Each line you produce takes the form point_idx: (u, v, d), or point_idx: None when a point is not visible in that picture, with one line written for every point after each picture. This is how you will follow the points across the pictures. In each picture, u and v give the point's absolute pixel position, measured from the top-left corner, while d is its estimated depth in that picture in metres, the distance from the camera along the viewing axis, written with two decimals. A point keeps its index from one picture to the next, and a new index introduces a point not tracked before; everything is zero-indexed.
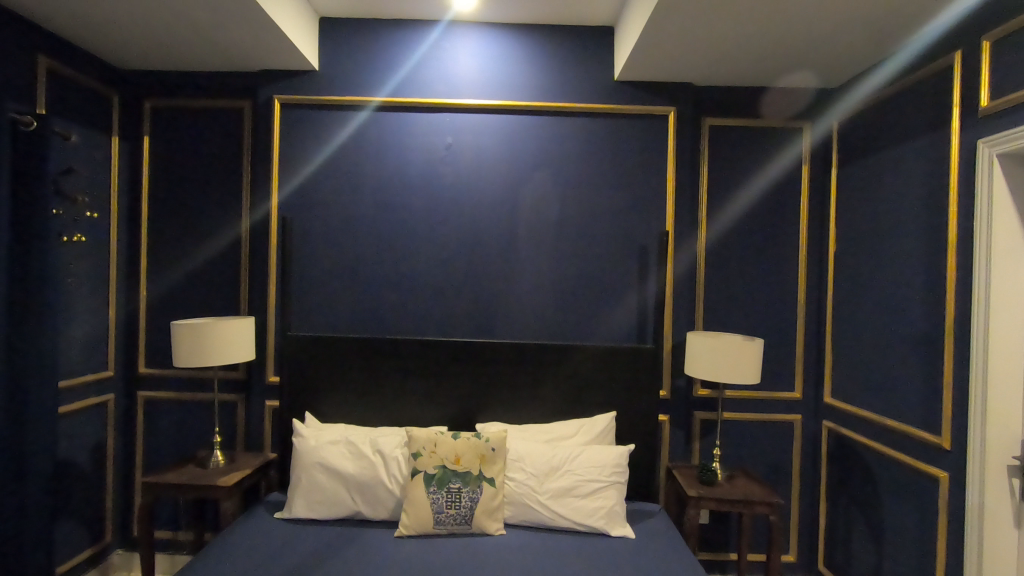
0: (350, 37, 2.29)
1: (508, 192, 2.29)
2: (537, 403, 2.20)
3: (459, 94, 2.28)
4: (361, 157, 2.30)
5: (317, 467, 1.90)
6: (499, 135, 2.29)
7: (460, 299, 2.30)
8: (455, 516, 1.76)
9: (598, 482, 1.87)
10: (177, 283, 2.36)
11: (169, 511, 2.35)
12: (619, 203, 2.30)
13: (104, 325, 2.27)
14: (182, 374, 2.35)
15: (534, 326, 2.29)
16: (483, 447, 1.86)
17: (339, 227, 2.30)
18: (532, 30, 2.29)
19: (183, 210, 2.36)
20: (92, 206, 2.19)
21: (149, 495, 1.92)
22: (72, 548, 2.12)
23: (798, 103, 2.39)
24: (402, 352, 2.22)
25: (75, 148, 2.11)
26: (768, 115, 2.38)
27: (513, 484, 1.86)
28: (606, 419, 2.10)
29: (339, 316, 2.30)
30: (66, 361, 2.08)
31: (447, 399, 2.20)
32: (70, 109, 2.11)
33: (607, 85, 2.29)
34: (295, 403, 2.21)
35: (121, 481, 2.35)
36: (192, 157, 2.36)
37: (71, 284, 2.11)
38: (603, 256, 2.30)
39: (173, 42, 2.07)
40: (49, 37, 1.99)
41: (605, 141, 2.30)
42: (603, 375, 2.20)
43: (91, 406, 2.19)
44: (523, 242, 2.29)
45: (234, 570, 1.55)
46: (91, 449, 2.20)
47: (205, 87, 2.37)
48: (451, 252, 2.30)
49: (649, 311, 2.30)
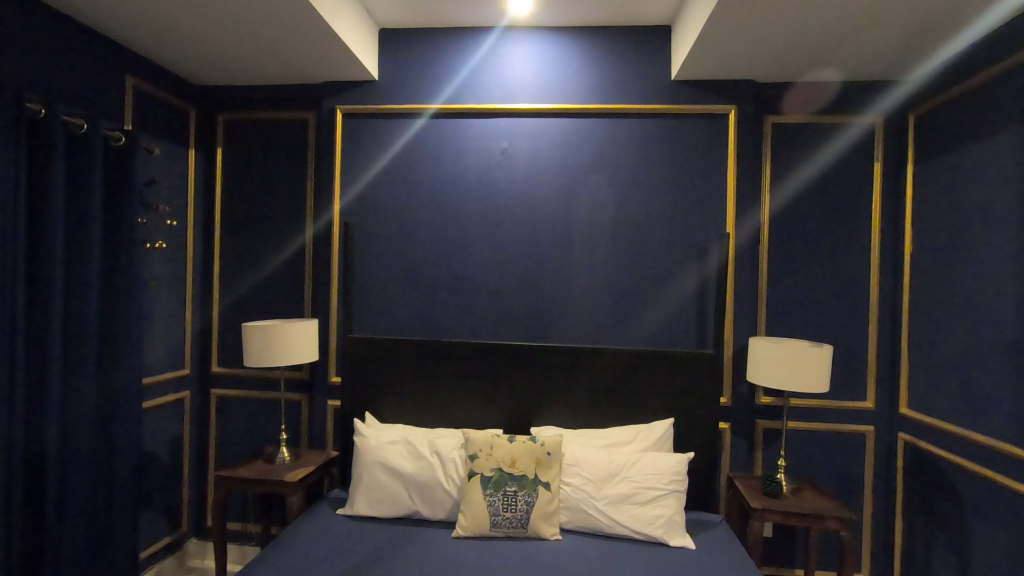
0: (408, 47, 2.35)
1: (564, 196, 2.28)
2: (592, 408, 2.18)
3: (513, 99, 2.30)
4: (419, 163, 2.36)
5: (378, 466, 1.95)
6: (554, 139, 2.29)
7: (515, 303, 2.31)
8: (512, 519, 1.76)
9: (656, 490, 1.83)
10: (246, 286, 2.49)
11: (239, 504, 2.47)
12: (677, 204, 2.25)
13: (182, 327, 2.42)
14: (251, 373, 2.47)
15: (590, 330, 2.27)
16: (540, 450, 1.85)
17: (398, 232, 2.36)
18: (588, 33, 2.28)
19: (252, 217, 2.48)
20: (173, 214, 2.35)
21: (222, 489, 2.03)
22: (154, 535, 2.26)
23: (850, 96, 2.27)
24: (458, 354, 2.25)
25: (158, 160, 2.27)
26: (796, 110, 2.28)
27: (570, 489, 1.85)
28: (664, 425, 2.06)
29: (397, 318, 2.36)
30: (149, 360, 2.23)
31: (502, 402, 2.21)
32: (154, 125, 2.27)
33: (663, 85, 2.25)
34: (355, 403, 2.28)
35: (196, 474, 2.49)
36: (260, 166, 2.49)
37: (154, 288, 2.26)
38: (660, 260, 2.25)
39: (245, 59, 2.19)
40: (136, 58, 2.16)
41: (662, 142, 2.26)
42: (661, 381, 2.16)
43: (170, 402, 2.33)
44: (579, 245, 2.28)
45: (300, 563, 1.61)
46: (170, 441, 2.34)
47: (273, 100, 2.49)
48: (506, 254, 2.31)
49: (708, 316, 2.24)
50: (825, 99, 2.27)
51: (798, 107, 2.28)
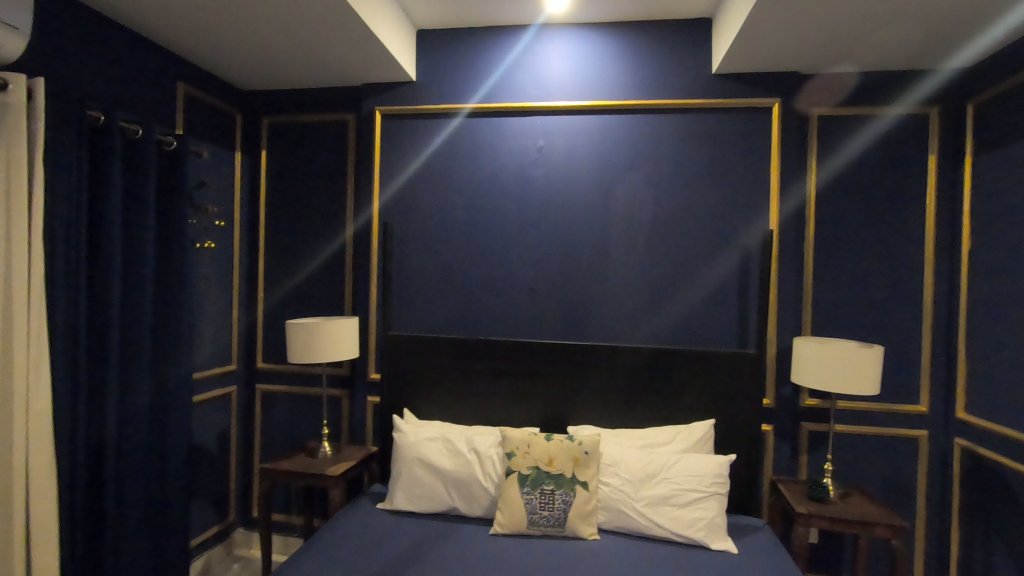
0: (445, 47, 2.37)
1: (601, 193, 2.26)
2: (630, 408, 2.15)
3: (550, 96, 2.29)
4: (456, 163, 2.37)
5: (416, 462, 1.98)
6: (591, 135, 2.27)
7: (552, 301, 2.30)
8: (549, 517, 1.76)
9: (696, 492, 1.80)
10: (289, 285, 2.56)
11: (283, 496, 2.54)
12: (717, 201, 2.20)
13: (229, 324, 2.51)
14: (294, 370, 2.54)
15: (627, 329, 2.25)
16: (577, 449, 1.85)
17: (435, 231, 2.38)
18: (625, 28, 2.25)
19: (295, 217, 2.55)
20: (220, 215, 2.43)
21: (267, 480, 2.09)
22: (204, 524, 2.36)
23: (904, 86, 2.16)
24: (494, 352, 2.26)
25: (207, 163, 2.35)
26: (845, 102, 2.19)
27: (608, 489, 1.84)
28: (704, 426, 2.02)
29: (434, 316, 2.39)
30: (199, 356, 2.33)
31: (539, 400, 2.21)
32: (203, 129, 2.35)
33: (703, 78, 2.21)
34: (394, 399, 2.32)
35: (243, 466, 2.58)
36: (302, 168, 2.55)
37: (203, 287, 2.35)
38: (700, 258, 2.21)
39: (288, 64, 2.25)
40: (185, 66, 2.24)
41: (703, 138, 2.21)
42: (701, 381, 2.12)
43: (218, 396, 2.42)
44: (616, 243, 2.25)
45: (343, 555, 1.65)
46: (218, 434, 2.43)
47: (314, 102, 2.55)
48: (543, 253, 2.31)
49: (749, 315, 2.18)
50: (877, 90, 2.18)
51: (832, 98, 2.19)
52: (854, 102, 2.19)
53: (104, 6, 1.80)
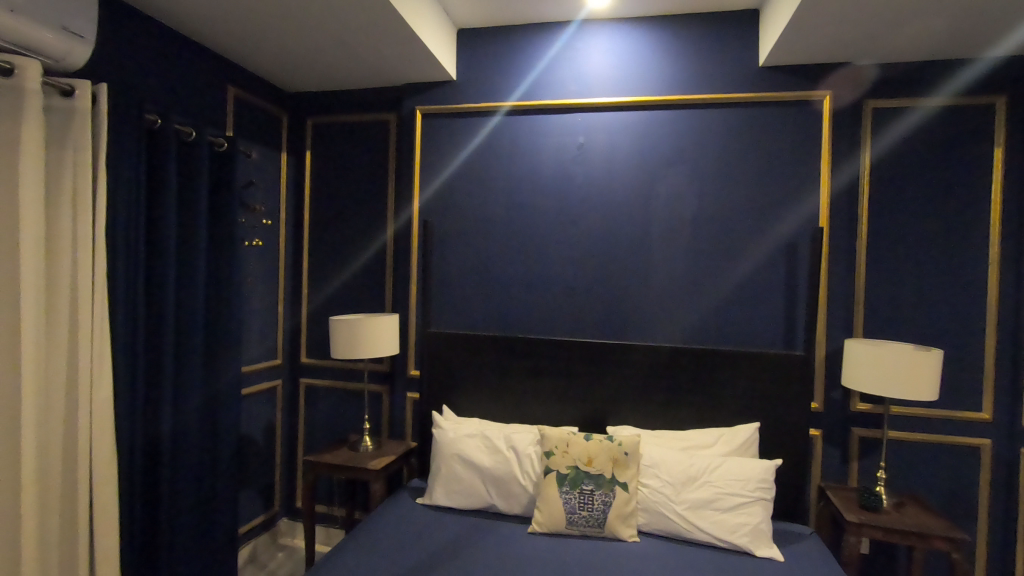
0: (485, 46, 2.38)
1: (642, 190, 2.23)
2: (670, 409, 2.11)
3: (590, 93, 2.27)
4: (496, 161, 2.38)
5: (455, 458, 2.00)
6: (633, 132, 2.24)
7: (591, 300, 2.28)
8: (588, 518, 1.75)
9: (740, 497, 1.75)
10: (333, 282, 2.62)
11: (326, 487, 2.61)
12: (763, 198, 2.13)
13: (275, 320, 2.58)
14: (336, 365, 2.59)
15: (668, 328, 2.21)
16: (617, 450, 1.83)
17: (474, 228, 2.40)
18: (668, 21, 2.20)
19: (337, 216, 2.61)
20: (268, 214, 2.51)
21: (311, 472, 2.15)
22: (252, 513, 2.44)
23: (971, 75, 2.03)
24: (533, 350, 2.25)
25: (255, 164, 2.43)
26: (906, 93, 2.07)
27: (648, 490, 1.81)
28: (749, 429, 1.97)
29: (473, 314, 2.40)
30: (248, 351, 2.41)
31: (578, 399, 2.20)
32: (252, 131, 2.43)
33: (750, 71, 2.14)
34: (433, 396, 2.34)
35: (287, 458, 2.66)
36: (345, 167, 2.60)
37: (252, 283, 2.43)
38: (746, 257, 2.15)
39: (333, 66, 2.30)
40: (235, 70, 2.32)
41: (749, 133, 2.15)
42: (745, 382, 2.06)
43: (265, 390, 2.50)
44: (658, 242, 2.21)
45: (385, 547, 1.68)
46: (264, 426, 2.51)
47: (356, 103, 2.60)
48: (582, 251, 2.29)
49: (797, 315, 2.11)
50: (941, 79, 2.05)
51: (890, 88, 2.08)
52: (915, 93, 2.06)
53: (161, 14, 1.87)
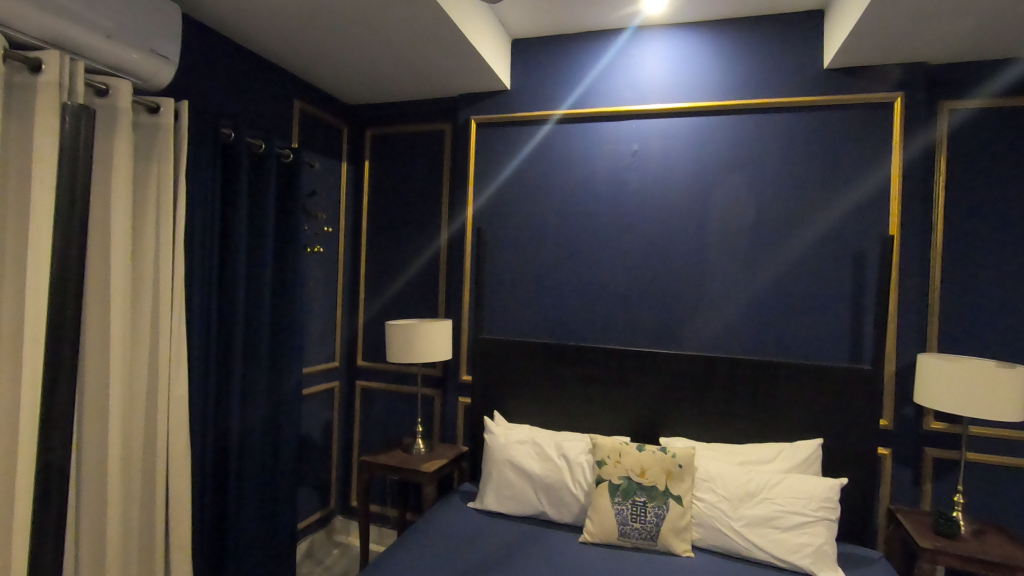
0: (539, 55, 2.41)
1: (698, 197, 2.19)
2: (727, 421, 2.06)
3: (645, 99, 2.25)
4: (550, 169, 2.39)
5: (506, 464, 2.01)
6: (688, 139, 2.20)
7: (645, 308, 2.25)
8: (641, 530, 1.72)
9: (802, 515, 1.68)
10: (389, 287, 2.70)
11: (379, 488, 2.67)
12: (828, 206, 2.05)
13: (334, 324, 2.68)
14: (391, 368, 2.66)
15: (724, 338, 2.15)
16: (670, 462, 1.79)
17: (527, 236, 2.42)
18: (727, 25, 2.16)
19: (394, 223, 2.69)
20: (329, 221, 2.62)
21: (366, 472, 2.21)
22: (310, 509, 2.53)
23: None
24: (585, 357, 2.24)
25: (319, 174, 2.54)
26: (985, 92, 1.95)
27: (703, 505, 1.76)
28: (810, 445, 1.89)
29: (524, 321, 2.42)
30: (309, 353, 2.51)
31: (630, 408, 2.17)
32: (315, 142, 2.54)
33: (814, 74, 2.07)
34: (485, 401, 2.37)
35: (344, 457, 2.74)
36: (402, 175, 2.68)
37: (314, 288, 2.53)
38: (809, 265, 2.07)
39: (392, 78, 2.38)
40: (302, 84, 2.44)
41: (813, 137, 2.07)
42: (807, 397, 1.98)
43: (323, 391, 2.60)
44: (714, 250, 2.17)
45: (438, 549, 1.71)
46: (323, 426, 2.61)
47: (413, 114, 2.67)
48: (636, 259, 2.26)
49: (865, 327, 2.01)
50: None
51: (968, 88, 1.96)
52: (1006, 93, 1.93)
53: (236, 34, 1.99)
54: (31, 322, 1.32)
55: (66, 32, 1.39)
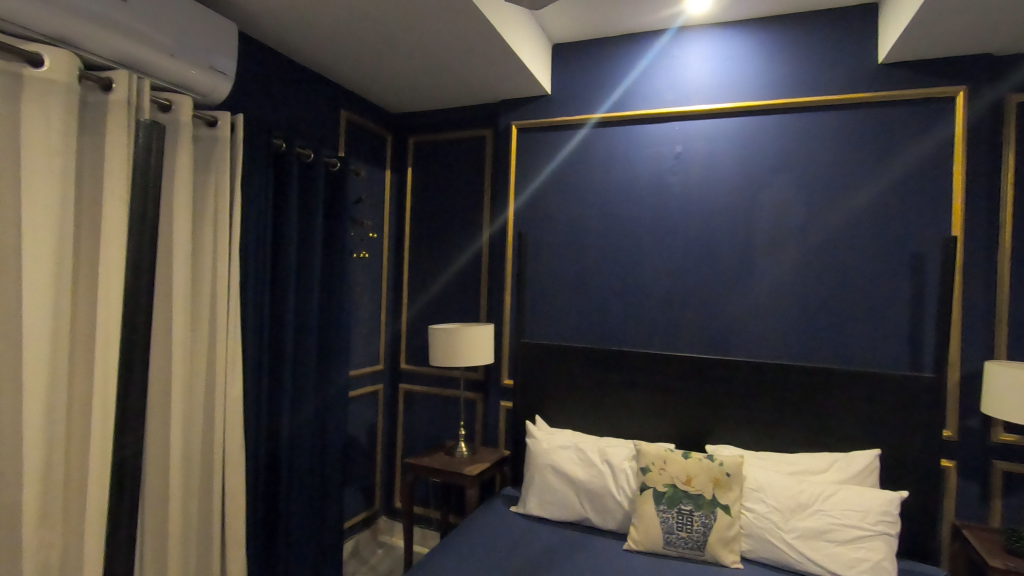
0: (580, 60, 2.41)
1: (745, 200, 2.13)
2: (777, 430, 1.99)
3: (689, 101, 2.22)
4: (592, 172, 2.38)
5: (549, 469, 2.01)
6: (734, 140, 2.16)
7: (690, 313, 2.21)
8: (687, 539, 1.68)
9: (859, 529, 1.62)
10: (431, 291, 2.74)
11: (422, 490, 2.71)
12: (883, 206, 1.97)
13: (378, 328, 2.74)
14: (433, 371, 2.70)
15: (773, 343, 2.09)
16: (718, 470, 1.75)
17: (568, 240, 2.41)
18: (776, 23, 2.11)
19: (437, 228, 2.73)
20: (374, 227, 2.68)
21: (411, 474, 2.25)
22: (356, 509, 2.59)
23: None
24: (628, 362, 2.22)
25: (364, 181, 2.61)
26: None
27: (752, 516, 1.71)
28: (867, 456, 1.82)
29: (566, 325, 2.41)
30: (355, 356, 2.57)
31: (675, 415, 2.13)
32: (361, 150, 2.61)
33: (868, 70, 1.99)
34: (527, 405, 2.38)
35: (388, 459, 2.79)
36: (444, 181, 2.72)
37: (360, 292, 2.60)
38: (864, 267, 1.99)
39: (435, 86, 2.42)
40: (348, 95, 2.51)
41: (867, 136, 1.99)
42: (862, 405, 1.91)
43: (368, 393, 2.66)
44: (761, 253, 2.11)
45: (482, 552, 1.72)
46: (368, 427, 2.66)
47: (455, 120, 2.71)
48: (680, 263, 2.22)
49: (926, 333, 1.92)
50: None
51: None
52: None
53: (287, 48, 2.07)
54: (104, 326, 1.40)
55: (135, 53, 1.47)
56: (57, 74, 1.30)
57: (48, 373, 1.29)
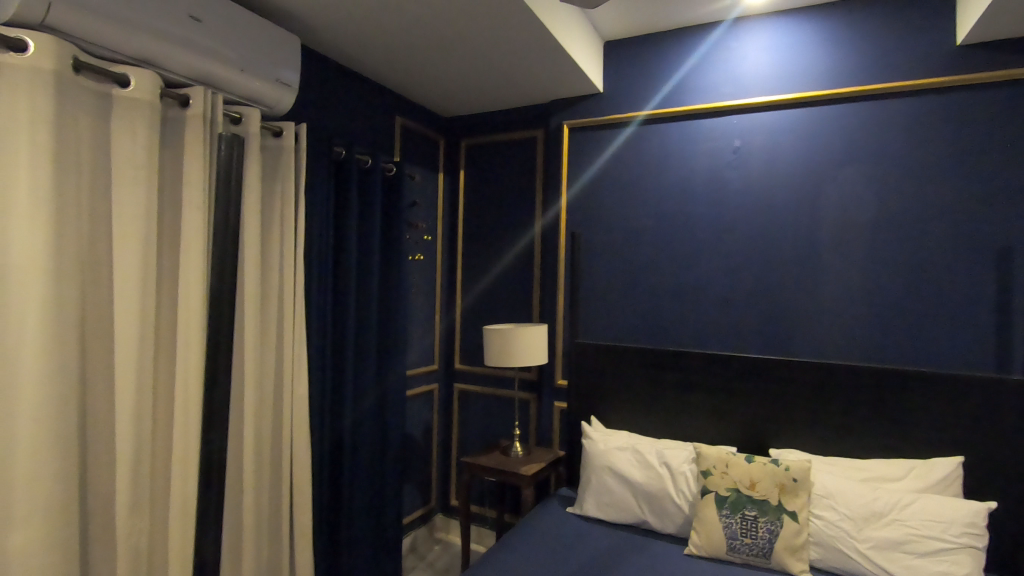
0: (632, 56, 2.37)
1: (809, 193, 2.05)
2: (847, 434, 1.90)
3: (747, 93, 2.15)
4: (646, 170, 2.35)
5: (606, 470, 1.99)
6: (796, 132, 2.08)
7: (750, 312, 2.14)
8: (752, 546, 1.63)
9: (941, 541, 1.52)
10: (484, 292, 2.77)
11: (478, 489, 2.74)
12: (963, 196, 1.85)
13: (433, 328, 2.79)
14: (487, 371, 2.73)
15: (840, 343, 2.00)
16: (783, 475, 1.69)
17: (622, 239, 2.39)
18: (840, 8, 2.02)
19: (489, 229, 2.75)
20: (427, 230, 2.73)
21: (467, 473, 2.28)
22: (413, 506, 2.64)
23: None
24: (686, 363, 2.17)
25: (418, 185, 2.66)
26: None
27: (822, 523, 1.64)
28: (950, 463, 1.71)
29: (620, 325, 2.38)
30: (412, 356, 2.63)
31: (736, 418, 2.07)
32: (414, 154, 2.66)
33: (945, 53, 1.87)
34: (582, 406, 2.36)
35: (443, 457, 2.84)
36: (496, 183, 2.74)
37: (415, 294, 2.65)
38: (943, 262, 1.87)
39: (486, 89, 2.44)
40: (403, 101, 2.57)
41: (944, 123, 1.88)
42: (942, 409, 1.80)
43: (424, 392, 2.71)
44: (828, 249, 2.02)
45: (541, 553, 1.72)
46: (424, 426, 2.72)
47: (506, 122, 2.73)
48: (739, 260, 2.16)
49: (1013, 332, 1.79)
50: None
51: None
52: None
53: (345, 59, 2.14)
54: (186, 328, 1.50)
55: (209, 71, 1.56)
56: (140, 93, 1.39)
57: (137, 371, 1.39)
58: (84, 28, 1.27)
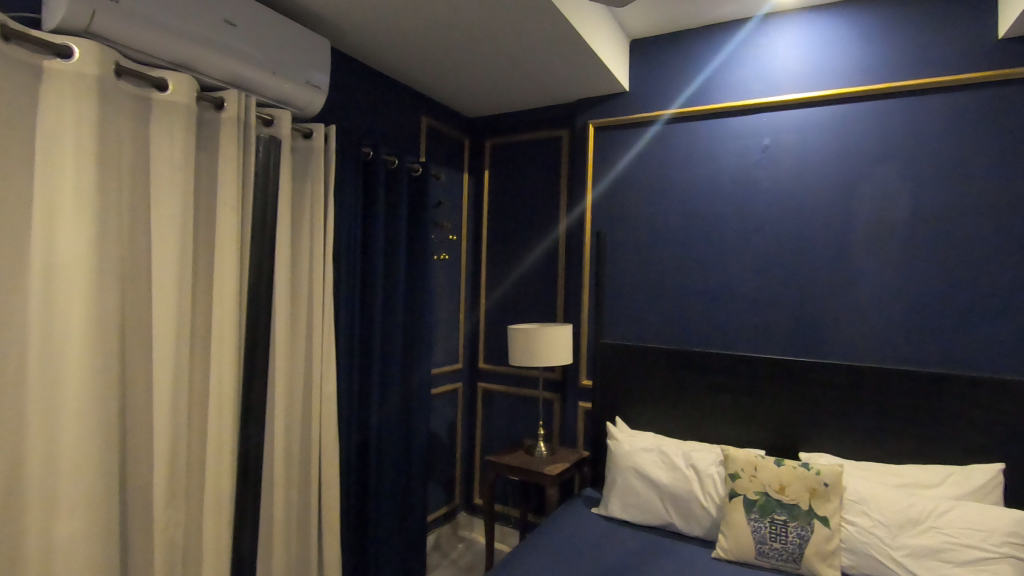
0: (659, 54, 2.35)
1: (842, 191, 2.00)
2: (881, 439, 1.86)
3: (777, 90, 2.11)
4: (672, 169, 2.32)
5: (632, 471, 1.98)
6: (829, 129, 2.03)
7: (779, 313, 2.11)
8: (782, 551, 1.60)
9: (980, 551, 1.47)
10: (508, 291, 2.77)
11: (501, 488, 2.75)
12: (1004, 195, 1.79)
13: (457, 327, 2.81)
14: (511, 370, 2.73)
15: (873, 345, 1.95)
16: (814, 480, 1.66)
17: (648, 238, 2.37)
18: (875, 3, 1.97)
19: (513, 229, 2.76)
20: (452, 230, 2.75)
21: (492, 472, 2.28)
22: (437, 504, 2.66)
23: None
24: (713, 364, 2.15)
25: (443, 185, 2.68)
26: None
27: (854, 529, 1.60)
28: (989, 470, 1.66)
29: (645, 326, 2.37)
30: (437, 355, 2.65)
31: (765, 421, 2.03)
32: (440, 155, 2.68)
33: (986, 47, 1.82)
34: (607, 407, 2.35)
35: (467, 455, 2.86)
36: (520, 182, 2.75)
37: (440, 293, 2.67)
38: (982, 263, 1.81)
39: (512, 89, 2.45)
40: (429, 102, 2.59)
41: (984, 119, 1.82)
42: (981, 414, 1.74)
43: (449, 391, 2.73)
44: (861, 249, 1.98)
45: (567, 554, 1.72)
46: (448, 424, 2.74)
47: (531, 122, 2.73)
48: (768, 260, 2.13)
49: None
50: None
51: None
52: None
53: (373, 60, 2.16)
54: (220, 325, 1.53)
55: (242, 74, 1.59)
56: (178, 96, 1.43)
57: (174, 367, 1.43)
58: (125, 33, 1.31)
